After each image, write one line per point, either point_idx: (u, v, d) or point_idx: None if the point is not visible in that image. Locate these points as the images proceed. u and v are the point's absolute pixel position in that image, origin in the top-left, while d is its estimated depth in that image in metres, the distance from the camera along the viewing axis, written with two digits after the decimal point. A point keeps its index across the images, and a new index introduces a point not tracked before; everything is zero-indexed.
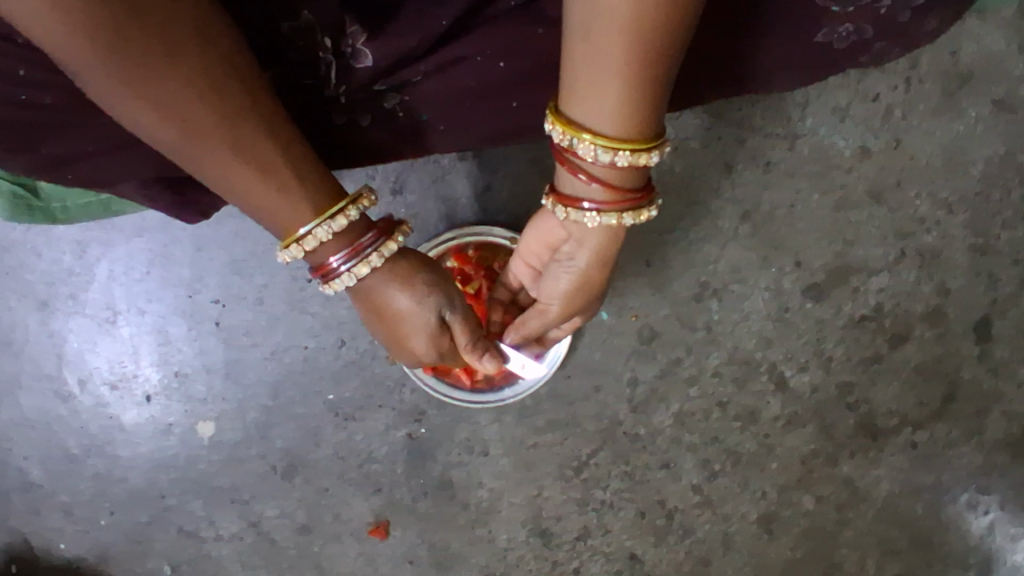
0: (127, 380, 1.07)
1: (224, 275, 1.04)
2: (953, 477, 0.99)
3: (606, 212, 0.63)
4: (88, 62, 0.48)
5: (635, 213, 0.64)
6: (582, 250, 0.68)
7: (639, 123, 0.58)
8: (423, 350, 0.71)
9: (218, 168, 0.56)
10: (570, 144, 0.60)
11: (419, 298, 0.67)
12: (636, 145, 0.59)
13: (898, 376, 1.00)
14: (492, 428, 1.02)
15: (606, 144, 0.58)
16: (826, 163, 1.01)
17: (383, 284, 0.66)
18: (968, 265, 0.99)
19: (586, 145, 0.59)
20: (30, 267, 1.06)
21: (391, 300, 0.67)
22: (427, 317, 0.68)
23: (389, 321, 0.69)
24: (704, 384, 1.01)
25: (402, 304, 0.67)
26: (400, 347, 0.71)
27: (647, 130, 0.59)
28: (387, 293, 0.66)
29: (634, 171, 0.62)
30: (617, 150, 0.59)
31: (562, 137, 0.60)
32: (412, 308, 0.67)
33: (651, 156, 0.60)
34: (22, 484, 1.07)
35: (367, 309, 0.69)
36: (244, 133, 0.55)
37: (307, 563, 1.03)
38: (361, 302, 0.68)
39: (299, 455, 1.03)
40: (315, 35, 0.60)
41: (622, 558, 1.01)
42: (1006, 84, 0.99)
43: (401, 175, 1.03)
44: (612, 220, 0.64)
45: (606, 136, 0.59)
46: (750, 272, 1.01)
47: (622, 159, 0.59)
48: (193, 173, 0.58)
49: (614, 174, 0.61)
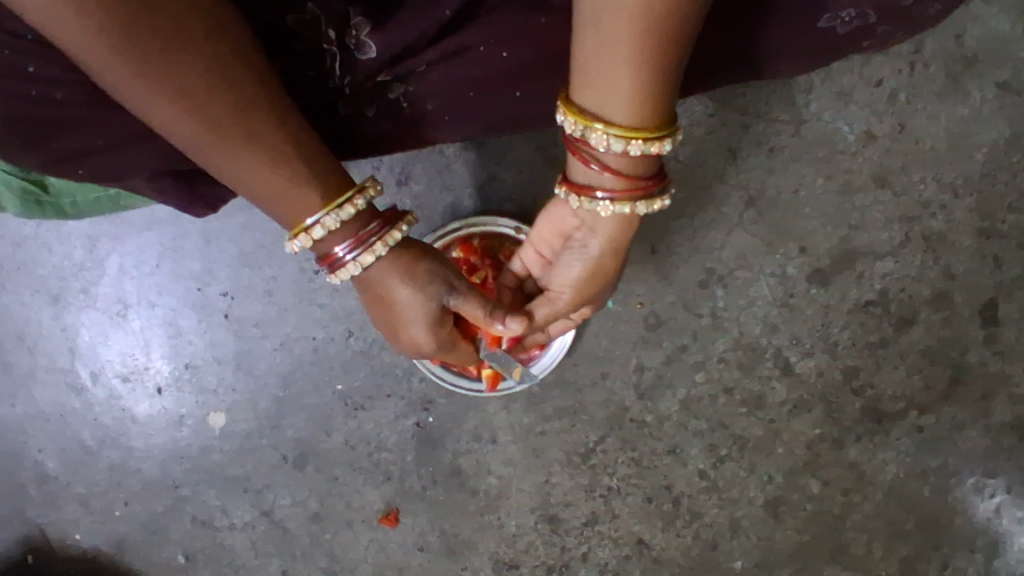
0: (139, 372, 1.08)
1: (233, 267, 1.06)
2: (960, 460, 0.99)
3: (619, 202, 0.63)
4: (106, 57, 0.49)
5: (648, 201, 0.64)
6: (595, 237, 0.68)
7: (650, 110, 0.59)
8: (428, 339, 0.72)
9: (234, 160, 0.57)
10: (582, 133, 0.60)
11: (421, 288, 0.68)
12: (648, 133, 0.59)
13: (903, 360, 1.00)
14: (500, 416, 1.03)
15: (618, 133, 0.59)
16: (830, 148, 1.01)
17: (386, 273, 0.67)
18: (973, 248, 0.99)
19: (597, 134, 0.59)
20: (42, 262, 1.07)
21: (394, 290, 0.67)
22: (428, 305, 0.69)
23: (390, 311, 0.70)
24: (710, 369, 1.02)
25: (405, 294, 0.68)
26: (403, 336, 0.72)
27: (658, 118, 0.60)
28: (388, 283, 0.67)
29: (646, 159, 0.62)
30: (629, 138, 0.59)
31: (574, 127, 0.60)
32: (415, 298, 0.68)
33: (663, 144, 0.60)
34: (38, 475, 1.09)
35: (370, 300, 0.70)
36: (259, 121, 0.56)
37: (319, 551, 1.05)
38: (365, 292, 0.69)
39: (310, 444, 1.05)
40: (321, 27, 0.62)
41: (630, 543, 1.02)
42: (1011, 65, 0.98)
43: (406, 166, 1.03)
44: (625, 208, 0.64)
45: (617, 126, 0.59)
46: (755, 258, 1.02)
47: (634, 148, 0.59)
48: (210, 167, 0.58)
49: (625, 163, 0.62)
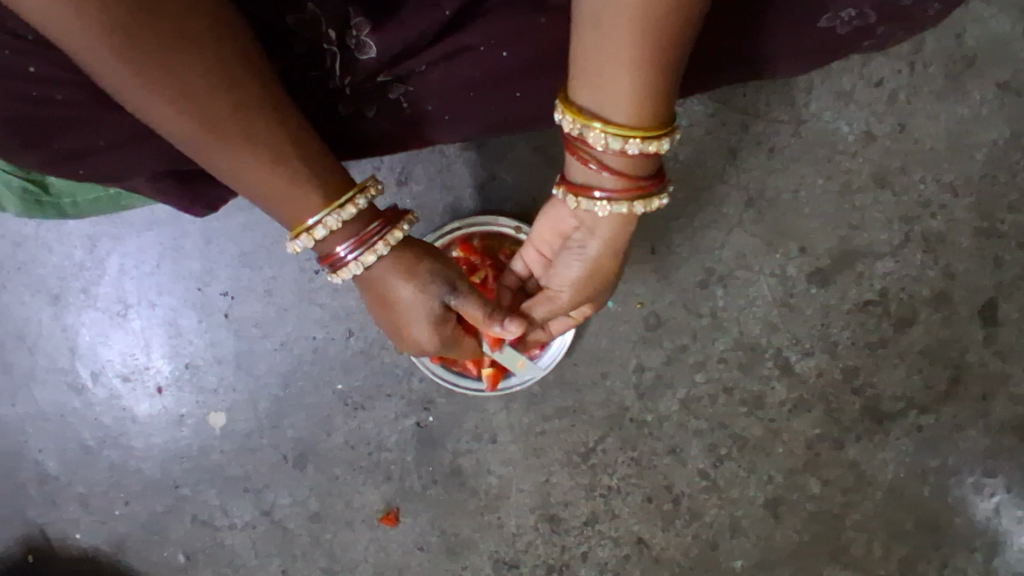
0: (139, 372, 1.08)
1: (233, 267, 1.06)
2: (959, 460, 0.99)
3: (617, 201, 0.63)
4: (107, 58, 0.49)
5: (645, 201, 0.64)
6: (593, 238, 0.68)
7: (649, 110, 0.59)
8: (430, 339, 0.72)
9: (234, 160, 0.57)
10: (580, 133, 0.60)
11: (422, 288, 0.68)
12: (646, 132, 0.59)
13: (902, 360, 1.00)
14: (500, 416, 1.03)
15: (616, 133, 0.59)
16: (830, 148, 1.01)
17: (388, 273, 0.67)
18: (973, 248, 1.00)
19: (595, 133, 0.59)
20: (42, 262, 1.07)
21: (396, 290, 0.68)
22: (430, 304, 0.69)
23: (391, 310, 0.70)
24: (710, 369, 1.02)
25: (407, 294, 0.68)
26: (406, 336, 0.72)
27: (657, 117, 0.60)
28: (390, 283, 0.67)
29: (644, 159, 0.62)
30: (627, 137, 0.59)
31: (572, 126, 0.60)
32: (417, 298, 0.68)
33: (661, 143, 0.60)
34: (38, 475, 1.09)
35: (372, 299, 0.70)
36: (258, 120, 0.56)
37: (319, 551, 1.05)
38: (367, 292, 0.69)
39: (310, 444, 1.05)
40: (321, 27, 0.62)
41: (630, 543, 1.02)
42: (1011, 66, 0.98)
43: (407, 166, 1.03)
44: (623, 208, 0.64)
45: (616, 125, 0.59)
46: (755, 258, 1.02)
47: (632, 147, 0.59)
48: (210, 166, 0.59)
49: (623, 162, 0.62)
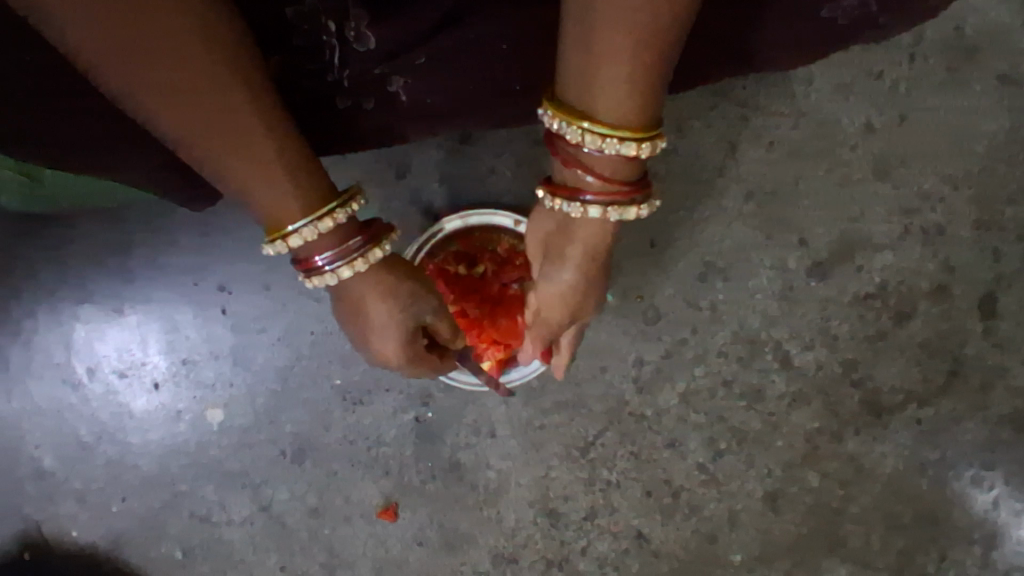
0: (136, 367, 1.08)
1: (231, 261, 1.05)
2: (957, 452, 1.00)
3: (592, 204, 0.63)
4: (97, 54, 0.48)
5: (620, 208, 0.64)
6: (571, 241, 0.68)
7: (632, 112, 0.58)
8: (400, 359, 0.72)
9: (215, 160, 0.57)
10: (559, 128, 0.60)
11: (399, 308, 0.68)
12: (626, 134, 0.59)
13: (902, 352, 1.00)
14: (499, 409, 1.02)
15: (595, 131, 0.59)
16: (830, 141, 1.01)
17: (364, 290, 0.67)
18: (972, 240, 1.00)
19: (573, 129, 0.59)
20: (37, 256, 1.07)
21: (370, 308, 0.68)
22: (404, 325, 0.69)
23: (364, 323, 0.69)
24: (710, 362, 1.02)
25: (382, 312, 0.68)
26: (372, 351, 0.71)
27: (641, 119, 0.59)
28: (366, 296, 0.67)
29: (624, 164, 0.61)
30: (604, 136, 0.59)
31: (552, 121, 0.60)
32: (390, 319, 0.68)
33: (641, 148, 0.59)
34: (34, 472, 1.08)
35: (345, 309, 0.69)
36: (242, 125, 0.55)
37: (318, 546, 1.04)
38: (340, 306, 0.69)
39: (309, 438, 1.04)
40: (321, 19, 0.61)
41: (630, 537, 1.02)
42: (1010, 57, 0.99)
43: (405, 158, 1.03)
44: (596, 212, 0.63)
45: (596, 123, 0.59)
46: (754, 250, 1.01)
47: (609, 147, 0.59)
48: (191, 163, 0.58)
49: (604, 165, 0.61)
